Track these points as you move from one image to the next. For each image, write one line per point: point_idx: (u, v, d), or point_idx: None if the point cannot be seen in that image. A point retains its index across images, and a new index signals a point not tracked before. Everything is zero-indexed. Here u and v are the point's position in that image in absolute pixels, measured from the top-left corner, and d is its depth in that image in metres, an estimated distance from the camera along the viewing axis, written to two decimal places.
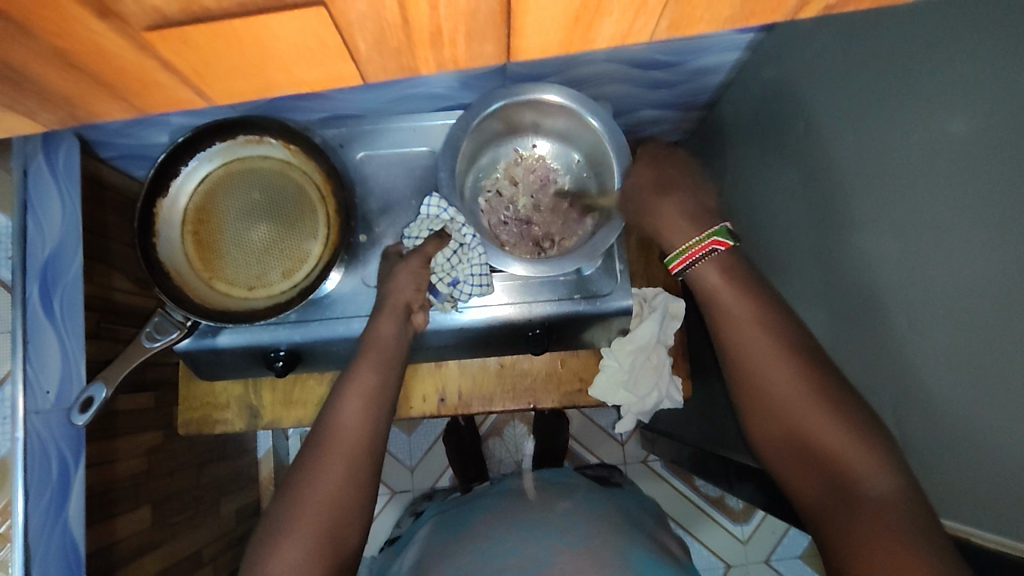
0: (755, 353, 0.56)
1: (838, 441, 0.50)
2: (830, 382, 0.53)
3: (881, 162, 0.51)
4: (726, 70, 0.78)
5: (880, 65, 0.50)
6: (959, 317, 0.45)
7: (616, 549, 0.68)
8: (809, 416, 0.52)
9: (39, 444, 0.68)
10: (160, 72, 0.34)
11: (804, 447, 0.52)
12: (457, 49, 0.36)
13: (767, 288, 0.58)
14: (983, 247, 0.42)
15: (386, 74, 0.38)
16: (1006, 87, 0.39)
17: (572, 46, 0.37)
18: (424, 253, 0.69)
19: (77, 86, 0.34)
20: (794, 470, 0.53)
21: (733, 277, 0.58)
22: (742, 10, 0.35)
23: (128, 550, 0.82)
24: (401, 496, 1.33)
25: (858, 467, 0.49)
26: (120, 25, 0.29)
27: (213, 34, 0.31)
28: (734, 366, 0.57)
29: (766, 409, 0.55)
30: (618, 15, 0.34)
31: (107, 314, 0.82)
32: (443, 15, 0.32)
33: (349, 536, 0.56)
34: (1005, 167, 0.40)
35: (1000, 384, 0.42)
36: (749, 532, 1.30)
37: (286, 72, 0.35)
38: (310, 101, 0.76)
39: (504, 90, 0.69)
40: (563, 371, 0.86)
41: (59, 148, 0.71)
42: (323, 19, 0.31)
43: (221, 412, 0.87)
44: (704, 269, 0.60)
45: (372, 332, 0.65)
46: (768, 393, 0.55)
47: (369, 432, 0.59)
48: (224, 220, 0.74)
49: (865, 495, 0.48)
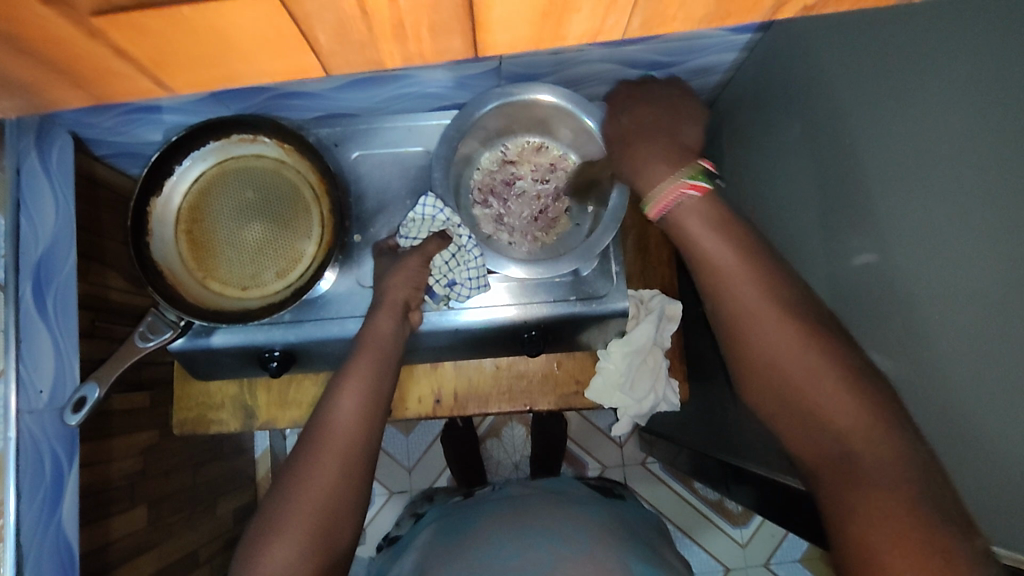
0: (745, 303, 0.49)
1: (832, 395, 0.45)
2: (818, 333, 0.47)
3: (877, 163, 0.51)
4: (723, 70, 0.77)
5: (878, 63, 0.50)
6: (955, 320, 0.44)
7: (616, 559, 0.68)
8: (801, 371, 0.46)
9: (32, 443, 0.67)
10: (115, 60, 0.34)
11: (794, 402, 0.46)
12: (422, 43, 0.35)
13: (761, 245, 0.53)
14: (980, 248, 0.41)
15: (352, 68, 0.37)
16: (999, 85, 0.39)
17: (542, 43, 0.37)
18: (425, 253, 0.69)
19: (36, 74, 0.34)
20: (783, 424, 0.48)
21: (728, 227, 0.52)
22: (718, 8, 0.34)
23: (125, 550, 0.82)
24: (399, 496, 1.32)
25: (850, 426, 0.43)
26: (69, 11, 0.29)
27: (165, 21, 0.30)
28: (723, 313, 0.51)
29: (755, 358, 0.49)
30: (588, 11, 0.33)
31: (101, 313, 0.81)
32: (404, 6, 0.31)
33: (339, 531, 0.55)
34: (998, 166, 0.39)
35: (996, 389, 0.41)
36: (748, 535, 1.29)
37: (248, 63, 0.35)
38: (304, 100, 0.75)
39: (498, 90, 0.68)
40: (559, 373, 0.86)
41: (51, 142, 0.71)
42: (279, 7, 0.30)
43: (216, 413, 0.87)
44: (680, 212, 0.53)
45: (370, 326, 0.65)
46: (757, 343, 0.48)
47: (362, 429, 0.59)
48: (218, 219, 0.74)
49: (863, 463, 0.42)
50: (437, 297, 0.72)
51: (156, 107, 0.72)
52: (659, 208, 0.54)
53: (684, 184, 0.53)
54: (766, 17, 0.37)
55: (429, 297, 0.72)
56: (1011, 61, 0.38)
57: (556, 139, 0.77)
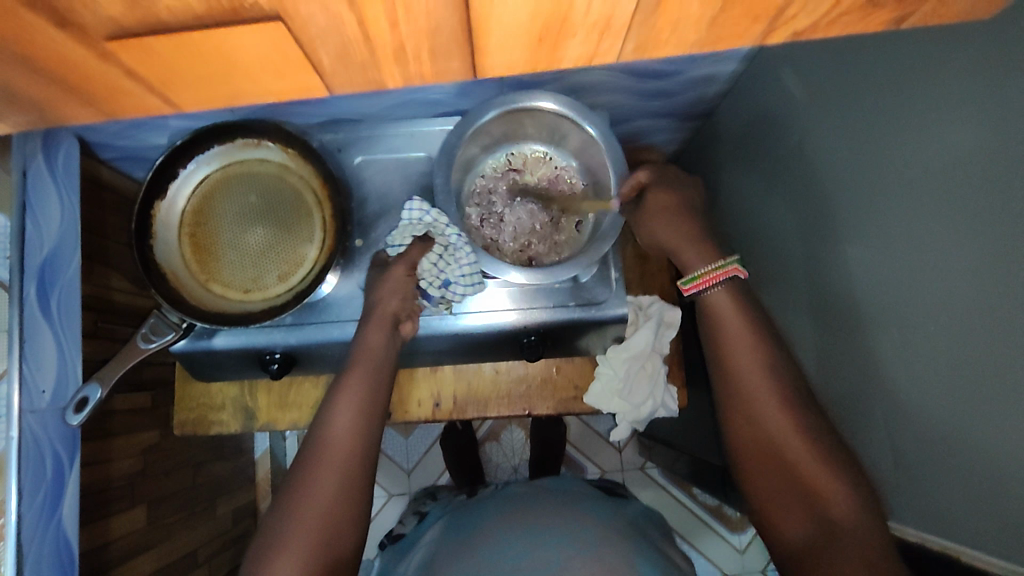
0: (749, 380, 0.58)
1: (822, 474, 0.53)
2: (808, 413, 0.56)
3: (876, 179, 0.51)
4: (722, 80, 0.78)
5: (875, 78, 0.50)
6: (950, 333, 0.45)
7: (623, 559, 0.68)
8: (794, 445, 0.55)
9: (34, 444, 0.68)
10: (127, 81, 0.34)
11: (785, 473, 0.55)
12: (423, 65, 0.36)
13: (770, 322, 0.61)
14: (977, 265, 0.42)
15: (353, 86, 0.38)
16: (997, 108, 0.39)
17: (539, 65, 0.37)
18: (408, 260, 0.70)
19: (45, 92, 0.35)
20: (770, 495, 0.56)
21: (750, 310, 0.60)
22: (708, 35, 0.35)
23: (126, 548, 0.83)
24: (398, 499, 1.33)
25: (829, 493, 0.53)
26: (82, 35, 0.29)
27: (173, 45, 0.31)
28: (727, 387, 0.59)
29: (753, 431, 0.57)
30: (583, 37, 0.34)
31: (104, 314, 0.82)
32: (404, 32, 0.32)
33: (345, 535, 0.56)
34: (996, 183, 0.40)
35: (996, 404, 0.41)
36: (746, 542, 1.30)
37: (253, 81, 0.36)
38: (308, 105, 0.76)
39: (499, 99, 0.69)
40: (558, 378, 0.86)
41: (56, 147, 0.72)
42: (284, 33, 0.31)
43: (216, 414, 0.87)
44: (718, 295, 0.61)
45: (360, 340, 0.64)
46: (758, 417, 0.57)
47: (360, 431, 0.60)
48: (221, 222, 0.74)
49: (841, 530, 0.51)
50: (433, 299, 0.73)
51: (162, 113, 0.73)
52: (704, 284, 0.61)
53: (731, 268, 0.61)
54: (756, 41, 0.37)
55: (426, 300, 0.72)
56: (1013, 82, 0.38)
57: (560, 151, 0.78)
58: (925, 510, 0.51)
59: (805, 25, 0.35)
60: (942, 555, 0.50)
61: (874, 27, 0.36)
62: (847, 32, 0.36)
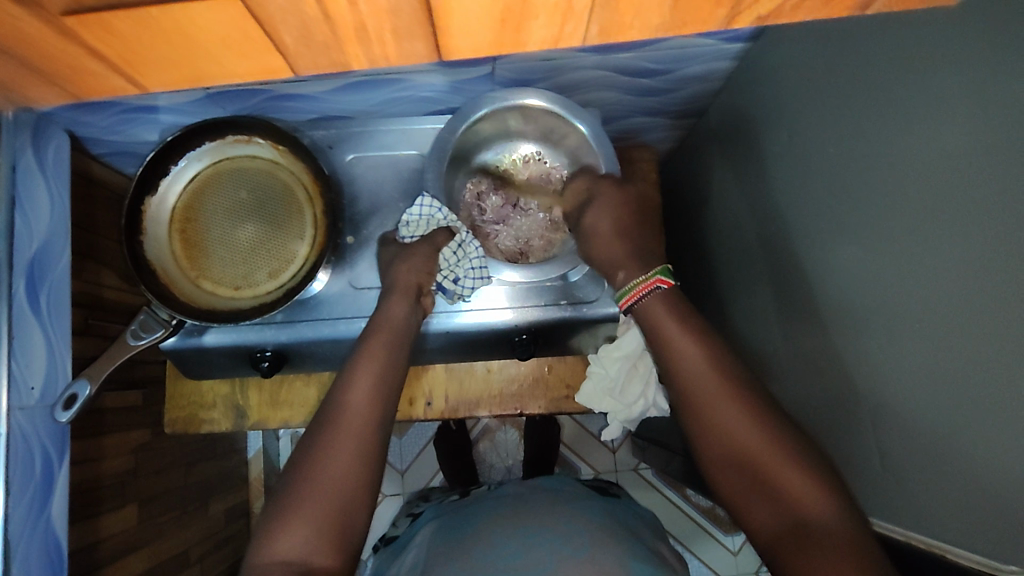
0: (707, 377, 0.56)
1: (787, 467, 0.52)
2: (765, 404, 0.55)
3: (870, 175, 0.51)
4: (715, 79, 0.78)
5: (871, 72, 0.50)
6: (939, 328, 0.45)
7: (616, 559, 0.67)
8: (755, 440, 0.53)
9: (23, 439, 0.67)
10: (91, 60, 0.35)
11: (752, 472, 0.53)
12: (386, 47, 0.36)
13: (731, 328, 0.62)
14: (966, 254, 0.42)
15: (319, 68, 0.38)
16: (994, 101, 0.39)
17: (504, 48, 0.38)
18: (432, 243, 0.70)
19: (12, 72, 0.36)
20: (739, 498, 0.54)
21: (684, 311, 0.60)
22: (672, 19, 0.35)
23: (114, 549, 0.82)
24: (391, 499, 1.32)
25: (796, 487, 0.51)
26: (39, 11, 0.29)
27: (133, 22, 0.31)
28: (683, 386, 0.57)
29: (715, 432, 0.55)
30: (545, 20, 0.35)
31: (95, 311, 0.82)
32: (363, 10, 0.32)
33: (354, 516, 0.56)
34: (989, 174, 0.40)
35: (979, 395, 0.42)
36: (740, 543, 1.30)
37: (218, 63, 0.36)
38: (300, 102, 0.76)
39: (488, 96, 0.69)
40: (550, 376, 0.86)
41: (47, 140, 0.72)
42: (242, 11, 0.31)
43: (207, 412, 0.87)
44: (652, 303, 0.61)
45: (383, 311, 0.66)
46: (720, 416, 0.55)
47: (374, 410, 0.60)
48: (211, 219, 0.74)
49: (810, 520, 0.50)
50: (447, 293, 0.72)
51: (153, 107, 0.74)
52: (631, 300, 0.62)
53: (654, 280, 0.62)
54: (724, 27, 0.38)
55: (442, 293, 0.72)
56: (1009, 72, 0.38)
57: (551, 150, 0.78)
58: (910, 506, 0.51)
59: (772, 6, 0.35)
60: (930, 552, 0.48)
61: (838, 14, 0.37)
62: (812, 18, 0.37)
